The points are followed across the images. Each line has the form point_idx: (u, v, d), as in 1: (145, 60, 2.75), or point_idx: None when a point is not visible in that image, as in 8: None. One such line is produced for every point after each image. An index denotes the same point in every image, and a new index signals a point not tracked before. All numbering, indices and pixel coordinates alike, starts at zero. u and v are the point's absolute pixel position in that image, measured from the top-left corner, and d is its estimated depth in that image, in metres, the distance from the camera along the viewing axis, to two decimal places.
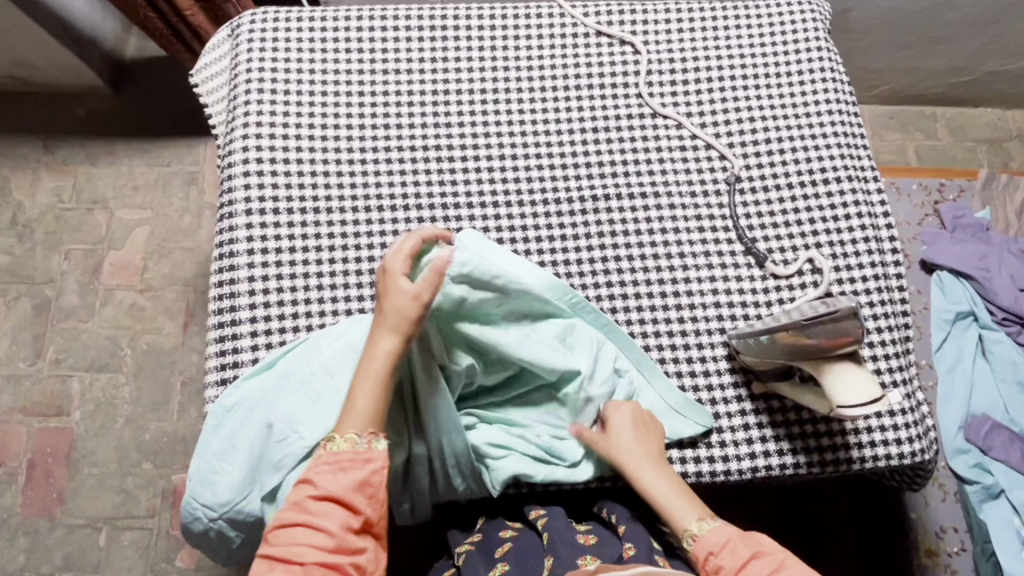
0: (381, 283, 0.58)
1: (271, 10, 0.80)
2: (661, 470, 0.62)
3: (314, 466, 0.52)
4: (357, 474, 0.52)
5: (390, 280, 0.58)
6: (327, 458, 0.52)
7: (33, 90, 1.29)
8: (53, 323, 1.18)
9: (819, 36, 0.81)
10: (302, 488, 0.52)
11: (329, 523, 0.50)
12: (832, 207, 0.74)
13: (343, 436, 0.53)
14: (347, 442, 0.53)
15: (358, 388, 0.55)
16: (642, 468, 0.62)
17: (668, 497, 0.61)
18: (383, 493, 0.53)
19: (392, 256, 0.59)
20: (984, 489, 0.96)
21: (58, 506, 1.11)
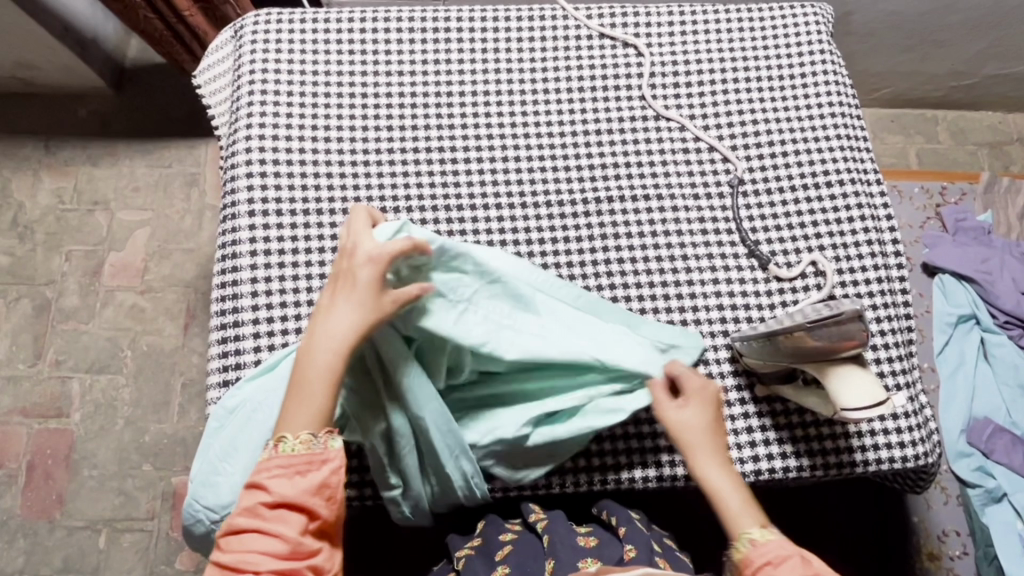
0: (356, 278, 0.56)
1: (274, 12, 0.80)
2: (727, 465, 0.60)
3: (266, 470, 0.50)
4: (314, 476, 0.50)
5: (371, 281, 0.56)
6: (280, 462, 0.50)
7: (35, 91, 1.28)
8: (54, 324, 1.18)
9: (820, 39, 0.81)
10: (253, 493, 0.50)
11: (283, 528, 0.48)
12: (836, 209, 0.74)
13: (297, 438, 0.51)
14: (302, 445, 0.51)
15: (316, 385, 0.53)
16: (704, 460, 0.60)
17: (728, 494, 0.59)
18: (341, 493, 0.51)
19: (377, 254, 0.57)
20: (986, 492, 0.96)
21: (57, 508, 1.10)
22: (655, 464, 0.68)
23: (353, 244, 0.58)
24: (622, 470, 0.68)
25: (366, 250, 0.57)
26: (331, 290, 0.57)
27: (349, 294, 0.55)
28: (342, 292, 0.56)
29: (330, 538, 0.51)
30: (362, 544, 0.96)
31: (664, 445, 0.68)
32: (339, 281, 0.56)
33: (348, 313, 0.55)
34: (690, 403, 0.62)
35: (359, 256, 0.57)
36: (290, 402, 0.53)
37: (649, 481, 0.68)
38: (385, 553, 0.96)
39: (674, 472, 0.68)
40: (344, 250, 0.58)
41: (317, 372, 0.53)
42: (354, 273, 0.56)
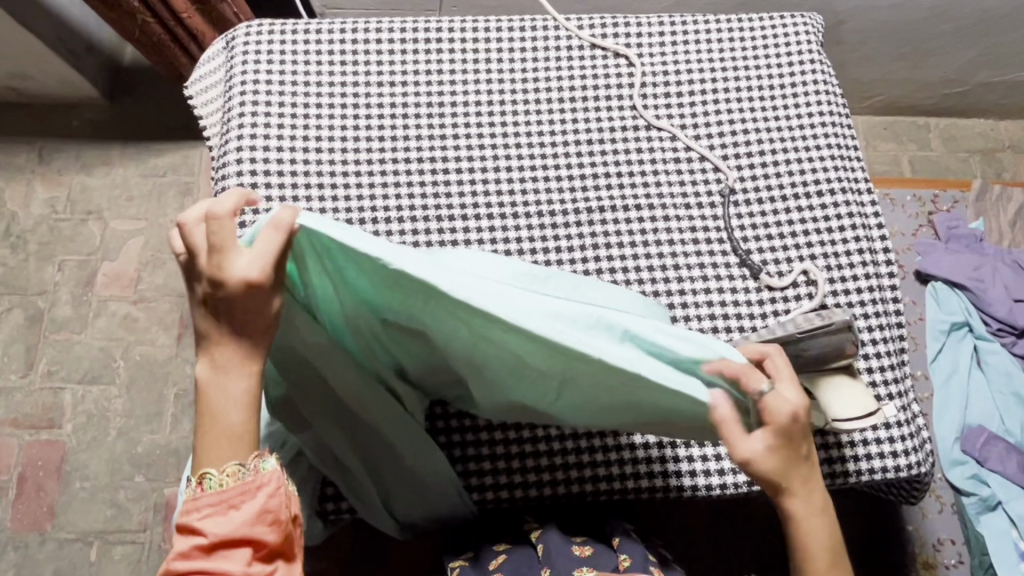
0: (248, 300, 0.47)
1: (266, 23, 0.80)
2: (825, 512, 0.52)
3: (195, 511, 0.44)
4: (253, 503, 0.44)
5: (266, 300, 0.47)
6: (207, 499, 0.44)
7: (29, 101, 1.28)
8: (46, 334, 1.18)
9: (811, 49, 0.81)
10: (186, 538, 0.44)
11: (224, 563, 0.43)
12: (826, 219, 0.74)
13: (222, 471, 0.45)
14: (229, 477, 0.45)
15: (233, 415, 0.46)
16: (807, 511, 0.52)
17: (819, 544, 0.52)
18: (288, 512, 0.46)
19: (264, 268, 0.47)
20: (981, 501, 0.95)
21: (49, 520, 1.09)
22: (648, 474, 0.68)
23: (224, 251, 0.46)
24: (614, 480, 0.68)
25: (247, 264, 0.46)
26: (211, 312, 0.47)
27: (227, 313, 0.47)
28: (236, 319, 0.47)
29: (285, 557, 0.46)
30: (356, 554, 0.96)
31: (656, 456, 0.68)
32: (222, 304, 0.47)
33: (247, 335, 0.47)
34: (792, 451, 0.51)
35: (238, 274, 0.46)
36: (202, 438, 0.46)
37: (641, 491, 0.68)
38: (379, 563, 0.96)
39: (664, 482, 0.68)
40: (212, 258, 0.47)
41: (228, 409, 0.46)
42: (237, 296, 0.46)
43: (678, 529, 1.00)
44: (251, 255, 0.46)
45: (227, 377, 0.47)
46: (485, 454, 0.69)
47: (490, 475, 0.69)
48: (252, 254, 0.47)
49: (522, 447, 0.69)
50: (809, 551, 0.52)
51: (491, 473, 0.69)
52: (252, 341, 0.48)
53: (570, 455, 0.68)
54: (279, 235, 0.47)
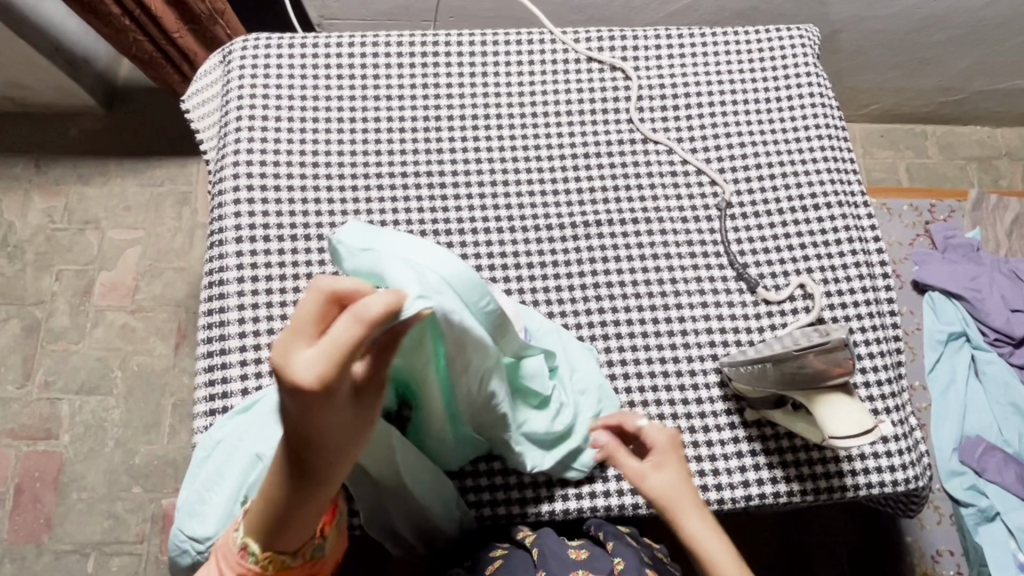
0: (310, 413, 0.36)
1: (263, 38, 0.80)
2: (706, 517, 0.56)
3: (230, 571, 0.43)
4: None
5: (335, 415, 0.37)
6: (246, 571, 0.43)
7: (26, 111, 1.28)
8: (43, 345, 1.17)
9: (807, 61, 0.82)
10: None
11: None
12: (822, 232, 0.74)
13: (263, 554, 0.43)
14: (269, 563, 0.44)
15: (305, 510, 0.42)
16: (686, 510, 0.56)
17: (713, 547, 0.54)
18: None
19: (324, 378, 0.35)
20: (979, 511, 0.96)
21: (46, 531, 1.09)
22: None
23: (290, 343, 0.36)
24: (610, 497, 0.67)
25: (308, 365, 0.35)
26: (301, 426, 0.37)
27: (318, 430, 0.37)
28: (318, 440, 0.38)
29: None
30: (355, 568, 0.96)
31: None
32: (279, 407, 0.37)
33: (338, 448, 0.39)
34: (664, 461, 0.59)
35: (293, 375, 0.35)
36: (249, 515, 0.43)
37: (641, 507, 0.67)
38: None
39: None
40: (316, 372, 0.35)
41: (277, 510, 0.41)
42: (334, 412, 0.37)
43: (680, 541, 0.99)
44: (320, 355, 0.35)
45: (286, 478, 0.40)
46: (481, 470, 0.67)
47: (487, 490, 0.67)
48: (320, 356, 0.35)
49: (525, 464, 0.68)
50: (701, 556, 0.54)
51: (490, 488, 0.67)
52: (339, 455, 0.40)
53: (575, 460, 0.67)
54: (358, 331, 0.36)
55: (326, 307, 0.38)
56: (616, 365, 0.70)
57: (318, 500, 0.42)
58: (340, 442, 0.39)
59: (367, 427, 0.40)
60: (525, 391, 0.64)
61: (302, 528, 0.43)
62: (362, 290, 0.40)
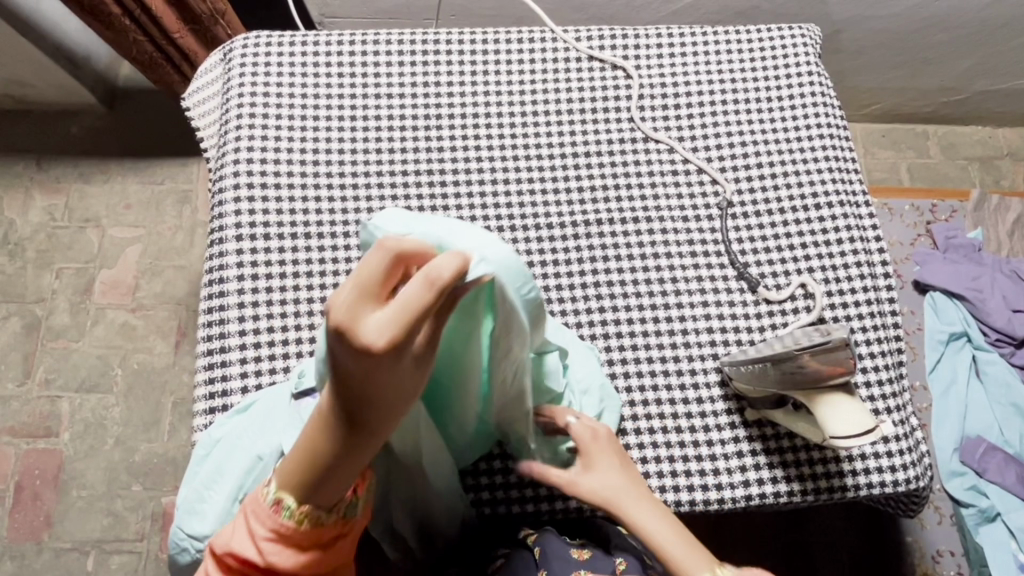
0: (376, 370, 0.35)
1: (263, 35, 0.80)
2: (648, 502, 0.55)
3: (264, 526, 0.41)
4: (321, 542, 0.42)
5: (395, 374, 0.36)
6: (280, 525, 0.41)
7: (27, 108, 1.28)
8: (43, 343, 1.17)
9: (809, 60, 0.81)
10: (245, 540, 0.41)
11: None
12: (823, 231, 0.74)
13: (299, 509, 0.41)
14: (305, 518, 0.41)
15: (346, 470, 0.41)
16: (623, 501, 0.55)
17: (658, 529, 0.52)
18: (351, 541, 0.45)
19: (399, 338, 0.34)
20: (980, 512, 0.96)
21: (46, 529, 1.09)
22: None
23: (357, 302, 0.35)
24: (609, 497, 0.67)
25: (382, 325, 0.34)
26: (360, 384, 0.36)
27: (376, 388, 0.36)
28: (373, 399, 0.37)
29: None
30: None
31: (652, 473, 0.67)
32: (338, 364, 0.36)
33: (391, 409, 0.38)
34: (592, 462, 0.57)
35: (365, 334, 0.34)
36: (283, 477, 0.41)
37: None
38: None
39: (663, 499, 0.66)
40: (386, 331, 0.34)
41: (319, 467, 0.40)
42: (394, 372, 0.36)
43: None
44: (392, 316, 0.34)
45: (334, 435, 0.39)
46: (482, 469, 0.68)
47: (487, 489, 0.68)
48: (391, 316, 0.34)
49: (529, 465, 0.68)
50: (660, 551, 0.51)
51: (489, 487, 0.68)
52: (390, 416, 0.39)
53: None
54: (428, 294, 0.35)
55: (393, 268, 0.37)
56: (616, 364, 0.70)
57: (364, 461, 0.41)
58: (397, 399, 0.38)
59: (419, 387, 0.39)
60: (541, 389, 0.63)
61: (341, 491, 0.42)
62: (419, 255, 0.40)
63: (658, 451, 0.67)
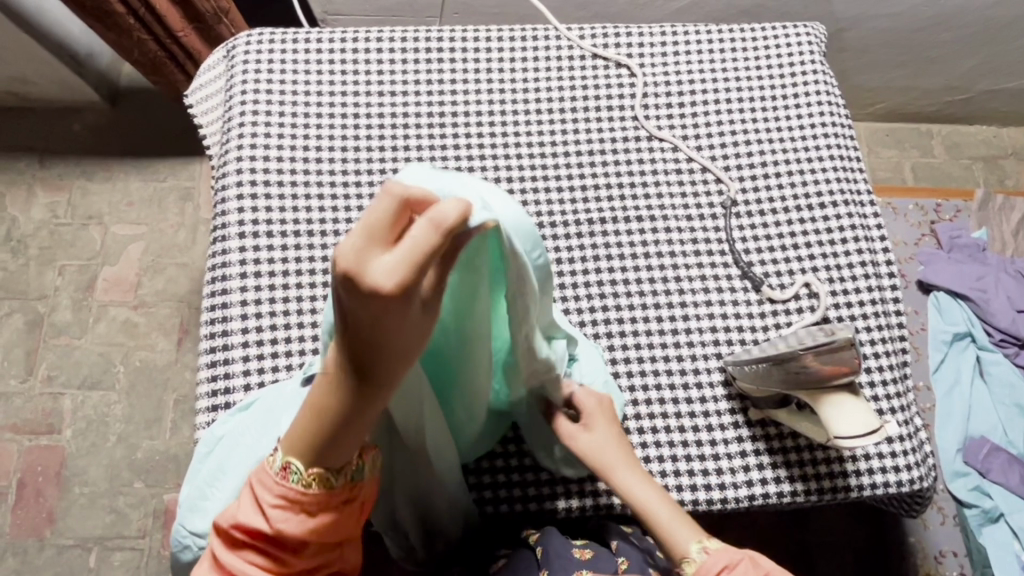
0: (386, 319, 0.33)
1: (267, 32, 0.80)
2: (640, 471, 0.60)
3: (271, 493, 0.42)
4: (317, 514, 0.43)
5: (405, 322, 0.34)
6: (286, 490, 0.42)
7: (29, 105, 1.28)
8: (46, 340, 1.17)
9: (814, 59, 0.81)
10: (254, 510, 0.42)
11: (288, 552, 0.43)
12: (828, 230, 0.73)
13: (307, 472, 0.41)
14: (312, 481, 0.42)
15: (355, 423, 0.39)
16: (617, 466, 0.60)
17: (647, 497, 0.58)
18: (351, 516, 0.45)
19: (408, 286, 0.32)
20: (983, 513, 0.96)
21: (48, 526, 1.09)
22: None
23: (365, 248, 0.32)
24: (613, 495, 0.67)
25: (391, 273, 0.32)
26: (370, 332, 0.34)
27: (386, 336, 0.34)
28: (382, 348, 0.35)
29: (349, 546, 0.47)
30: None
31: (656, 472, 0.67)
32: (344, 314, 0.34)
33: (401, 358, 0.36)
34: (591, 424, 0.61)
35: (372, 281, 0.32)
36: (295, 432, 0.41)
37: None
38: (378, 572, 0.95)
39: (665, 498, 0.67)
40: (393, 277, 0.32)
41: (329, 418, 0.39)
42: (404, 319, 0.34)
43: None
44: (400, 261, 0.32)
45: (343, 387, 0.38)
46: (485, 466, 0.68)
47: (489, 488, 0.68)
48: (399, 262, 0.32)
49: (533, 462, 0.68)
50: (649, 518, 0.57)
51: (491, 486, 0.68)
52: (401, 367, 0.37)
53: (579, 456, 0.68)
54: (435, 238, 0.33)
55: (400, 212, 0.34)
56: (620, 363, 0.69)
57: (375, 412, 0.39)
58: (408, 350, 0.36)
59: (429, 336, 0.37)
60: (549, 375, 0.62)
61: (354, 443, 0.41)
62: (427, 198, 0.36)
63: (661, 450, 0.67)
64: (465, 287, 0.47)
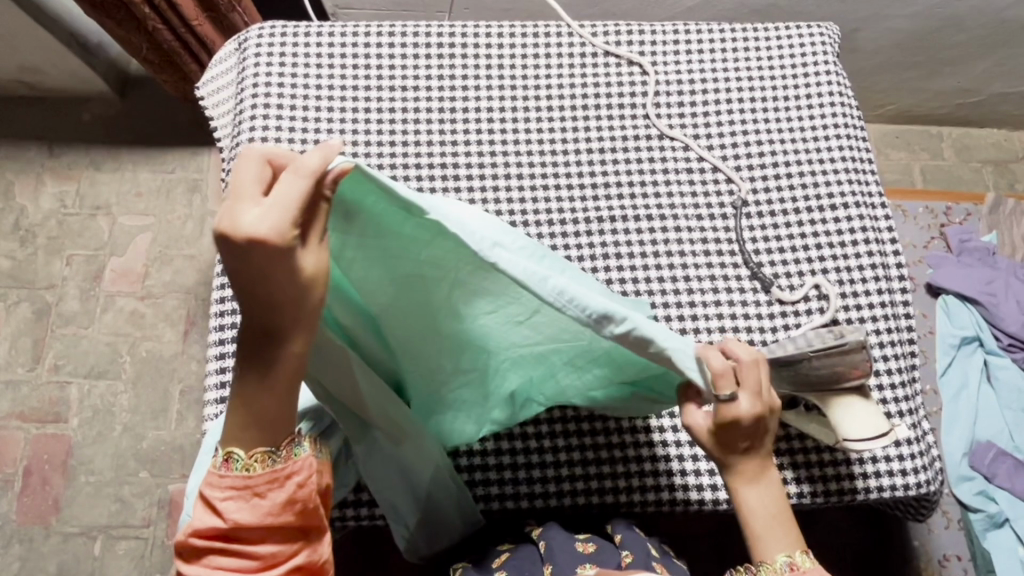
0: (272, 264, 0.39)
1: (279, 25, 0.80)
2: (766, 481, 0.56)
3: (218, 488, 0.44)
4: (278, 495, 0.44)
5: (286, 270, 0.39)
6: (232, 479, 0.44)
7: (39, 95, 1.28)
8: (54, 329, 1.18)
9: (828, 60, 0.80)
10: (206, 512, 0.44)
11: (250, 545, 0.44)
12: (839, 231, 0.73)
13: (249, 455, 0.45)
14: (256, 461, 0.45)
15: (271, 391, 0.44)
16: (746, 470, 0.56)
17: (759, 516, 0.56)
18: (313, 502, 0.46)
19: (279, 227, 0.38)
20: (988, 518, 0.96)
21: (53, 513, 1.10)
22: (655, 487, 0.67)
23: (234, 207, 0.38)
24: (621, 492, 0.68)
25: (261, 220, 0.38)
26: (255, 281, 0.39)
27: (271, 285, 0.40)
28: (275, 302, 0.41)
29: (314, 535, 0.47)
30: (361, 557, 0.98)
31: (660, 470, 0.68)
32: (232, 277, 0.39)
33: (295, 310, 0.41)
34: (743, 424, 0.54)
35: (246, 231, 0.37)
36: (233, 417, 0.45)
37: (655, 501, 0.67)
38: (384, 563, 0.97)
39: (672, 496, 0.67)
40: (255, 224, 0.37)
41: (249, 391, 0.44)
42: (283, 266, 0.39)
43: (681, 537, 1.00)
44: (266, 209, 0.38)
45: (261, 349, 0.43)
46: (491, 463, 0.68)
47: (495, 486, 0.67)
48: (263, 212, 0.38)
49: (540, 458, 0.68)
50: (746, 521, 0.56)
51: (497, 482, 0.67)
52: (294, 321, 0.42)
53: (589, 449, 0.68)
54: (299, 182, 0.39)
55: (262, 171, 0.40)
56: None
57: (300, 365, 0.44)
58: (301, 301, 0.41)
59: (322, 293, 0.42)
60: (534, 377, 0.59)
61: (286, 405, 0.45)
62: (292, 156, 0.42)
63: (669, 451, 0.68)
64: (380, 265, 0.48)
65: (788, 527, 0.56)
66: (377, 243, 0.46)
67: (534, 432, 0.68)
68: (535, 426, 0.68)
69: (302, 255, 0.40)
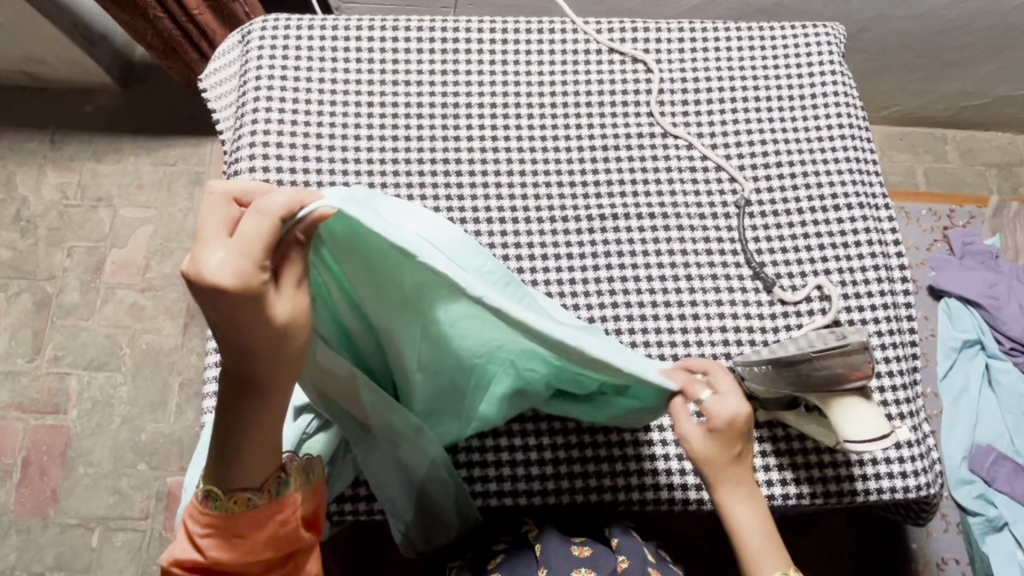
0: (242, 310, 0.39)
1: (283, 17, 0.79)
2: (752, 496, 0.58)
3: (197, 523, 0.45)
4: (256, 536, 0.46)
5: (258, 315, 0.39)
6: (211, 518, 0.45)
7: (42, 86, 1.28)
8: (53, 319, 1.18)
9: (833, 60, 0.80)
10: (188, 544, 0.46)
11: None
12: (842, 233, 0.73)
13: (228, 496, 0.46)
14: (234, 503, 0.46)
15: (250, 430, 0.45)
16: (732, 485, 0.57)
17: (749, 532, 0.57)
18: (292, 540, 0.47)
19: (242, 271, 0.38)
20: (987, 521, 0.95)
21: (51, 505, 1.10)
22: (652, 486, 0.67)
23: (198, 253, 0.39)
24: (620, 492, 0.67)
25: (224, 264, 0.38)
26: (227, 325, 0.40)
27: (244, 331, 0.40)
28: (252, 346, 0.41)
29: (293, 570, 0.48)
30: (359, 551, 0.98)
31: (659, 470, 0.67)
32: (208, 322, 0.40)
33: (271, 352, 0.42)
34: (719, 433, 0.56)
35: (210, 276, 0.38)
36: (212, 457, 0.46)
37: (652, 501, 0.67)
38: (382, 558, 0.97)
39: (670, 495, 0.67)
40: (221, 270, 0.38)
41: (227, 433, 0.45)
42: (254, 310, 0.39)
43: (678, 537, 1.00)
44: (232, 252, 0.38)
45: (237, 393, 0.44)
46: (491, 460, 0.66)
47: (493, 483, 0.66)
48: (230, 256, 0.38)
49: (540, 455, 0.67)
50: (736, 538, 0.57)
51: (495, 480, 0.66)
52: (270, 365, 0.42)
53: (587, 449, 0.67)
54: (264, 224, 0.39)
55: (227, 213, 0.41)
56: None
57: (277, 404, 0.45)
58: (277, 344, 0.42)
59: (296, 334, 0.42)
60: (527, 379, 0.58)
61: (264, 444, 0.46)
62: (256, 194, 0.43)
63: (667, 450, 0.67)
64: (369, 286, 0.48)
65: (776, 544, 0.57)
66: (368, 268, 0.47)
67: (532, 428, 0.67)
68: (533, 421, 0.67)
69: (274, 299, 0.41)
